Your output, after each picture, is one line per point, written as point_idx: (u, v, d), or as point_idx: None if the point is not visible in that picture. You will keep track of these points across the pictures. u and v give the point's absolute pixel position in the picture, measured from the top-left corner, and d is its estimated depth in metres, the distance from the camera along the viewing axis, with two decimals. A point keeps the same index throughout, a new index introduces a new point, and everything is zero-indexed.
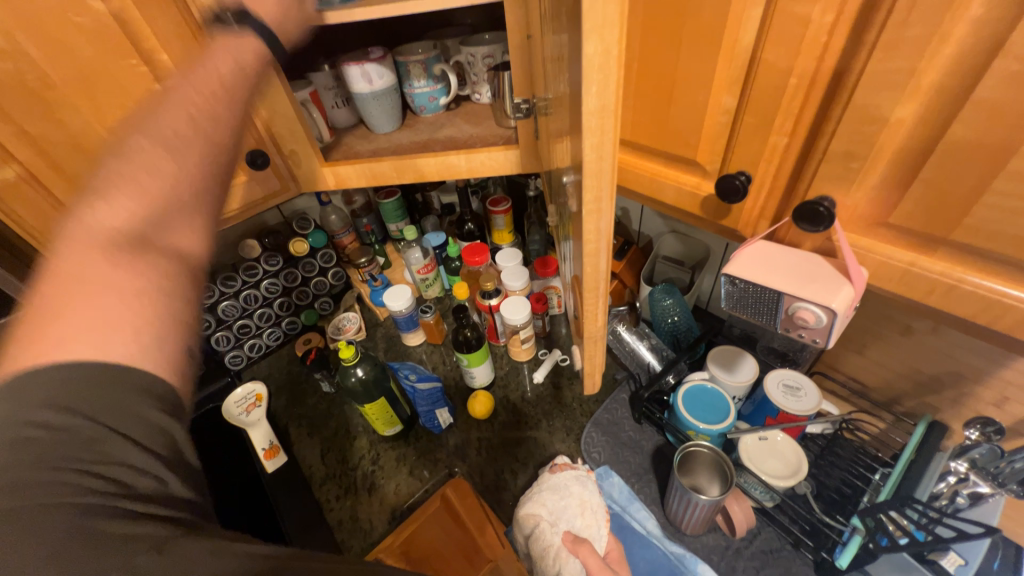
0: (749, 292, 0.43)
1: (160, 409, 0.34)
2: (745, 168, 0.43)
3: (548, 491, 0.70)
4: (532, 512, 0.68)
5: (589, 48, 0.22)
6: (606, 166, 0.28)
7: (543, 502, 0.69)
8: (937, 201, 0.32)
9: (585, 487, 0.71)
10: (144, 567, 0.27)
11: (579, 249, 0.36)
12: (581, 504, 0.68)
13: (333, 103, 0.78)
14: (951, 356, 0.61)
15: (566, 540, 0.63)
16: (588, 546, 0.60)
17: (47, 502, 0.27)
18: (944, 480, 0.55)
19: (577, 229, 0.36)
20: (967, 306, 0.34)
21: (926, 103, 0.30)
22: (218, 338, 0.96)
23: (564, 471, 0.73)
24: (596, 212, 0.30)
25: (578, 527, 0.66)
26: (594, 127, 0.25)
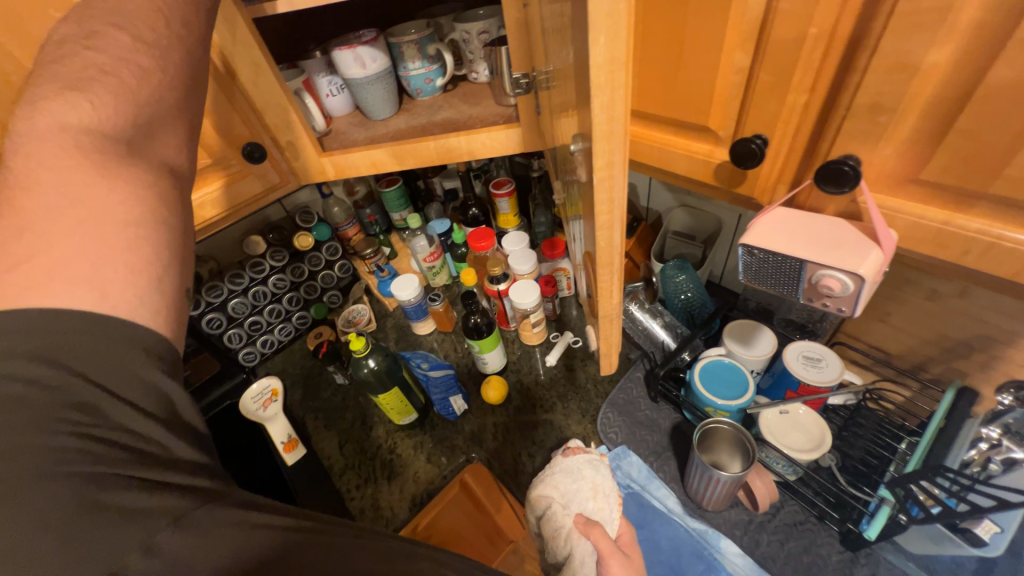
0: (769, 262, 0.41)
1: (161, 370, 0.32)
2: (761, 131, 0.40)
3: (560, 474, 0.69)
4: (543, 494, 0.66)
5: None
6: (617, 128, 0.26)
7: (555, 485, 0.67)
8: (975, 152, 0.30)
9: (597, 471, 0.69)
10: (163, 544, 0.26)
11: (591, 223, 0.34)
12: (594, 487, 0.67)
13: (328, 90, 0.76)
14: (981, 320, 0.59)
15: (577, 523, 0.62)
16: (600, 529, 0.60)
17: (52, 470, 0.26)
18: (975, 446, 0.53)
19: (587, 200, 0.34)
20: (1008, 265, 0.32)
21: (964, 44, 0.28)
22: (231, 336, 0.96)
23: (577, 454, 0.71)
24: (608, 179, 0.28)
25: (590, 510, 0.64)
26: (604, 83, 0.23)
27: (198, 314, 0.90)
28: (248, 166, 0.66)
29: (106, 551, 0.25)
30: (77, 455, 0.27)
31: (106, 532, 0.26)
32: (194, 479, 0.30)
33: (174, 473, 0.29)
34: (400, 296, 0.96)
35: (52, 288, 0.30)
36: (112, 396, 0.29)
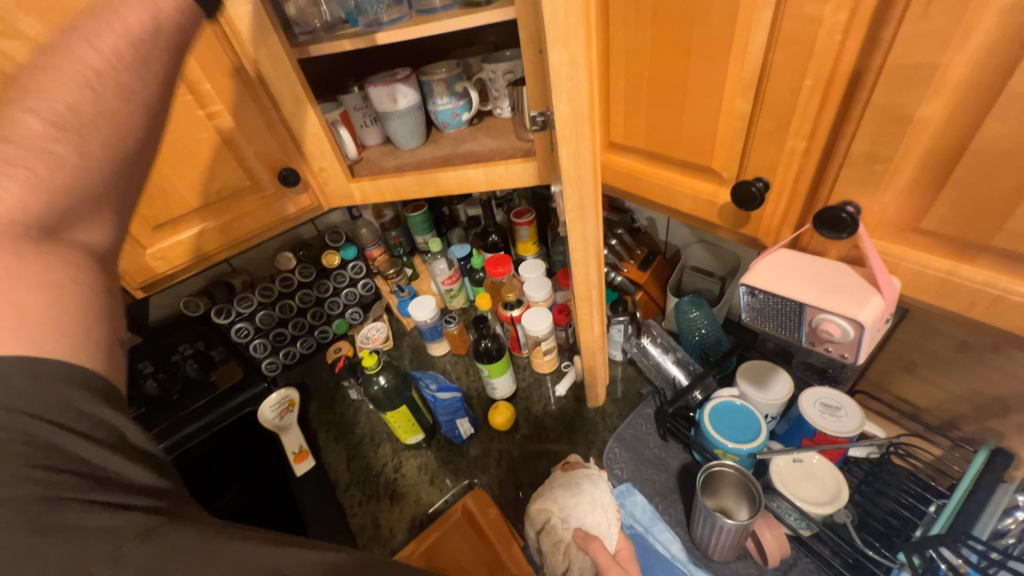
0: (770, 303, 0.41)
1: (107, 405, 0.32)
2: (763, 174, 0.41)
3: (561, 488, 0.67)
4: (542, 508, 0.65)
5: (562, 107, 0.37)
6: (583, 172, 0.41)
7: (555, 498, 0.66)
8: (974, 205, 0.30)
9: (596, 486, 0.67)
10: (134, 557, 0.27)
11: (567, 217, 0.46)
12: (592, 502, 0.65)
13: (362, 122, 0.82)
14: (1015, 375, 0.55)
15: (577, 536, 0.61)
16: (599, 543, 0.57)
17: (28, 497, 0.26)
18: (1010, 515, 0.50)
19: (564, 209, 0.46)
20: (1016, 320, 0.31)
21: (956, 100, 0.28)
22: (256, 345, 1.00)
23: (576, 469, 0.70)
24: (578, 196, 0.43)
25: (588, 523, 0.63)
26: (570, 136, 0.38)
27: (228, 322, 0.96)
28: (282, 190, 0.71)
29: (76, 562, 0.26)
30: (35, 481, 0.27)
31: (59, 551, 0.26)
32: (142, 498, 0.31)
33: (127, 494, 0.30)
34: (417, 316, 0.99)
35: (26, 330, 0.31)
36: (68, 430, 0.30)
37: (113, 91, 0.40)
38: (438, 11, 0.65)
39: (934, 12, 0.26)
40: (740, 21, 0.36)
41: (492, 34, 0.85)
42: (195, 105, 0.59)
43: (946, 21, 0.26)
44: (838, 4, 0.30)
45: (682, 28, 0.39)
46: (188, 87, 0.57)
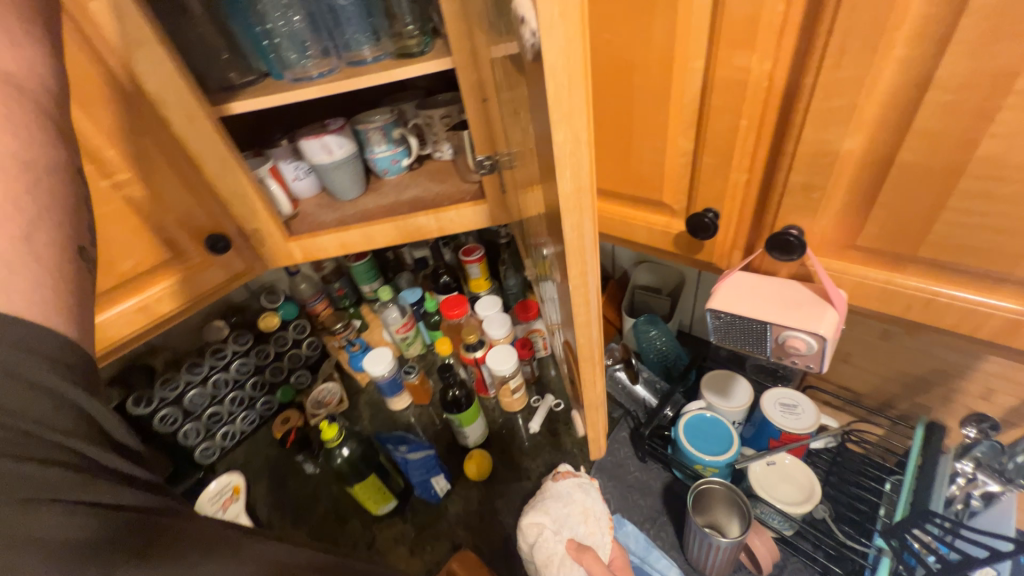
0: (735, 325, 0.43)
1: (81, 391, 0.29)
2: (711, 205, 0.44)
3: (551, 499, 0.67)
4: (534, 520, 0.64)
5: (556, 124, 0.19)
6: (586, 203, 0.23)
7: (546, 509, 0.65)
8: (899, 222, 0.34)
9: (587, 495, 0.67)
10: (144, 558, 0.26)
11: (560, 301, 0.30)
12: (584, 511, 0.65)
13: (295, 175, 0.77)
14: (931, 355, 0.63)
15: (570, 549, 0.61)
16: (592, 554, 0.59)
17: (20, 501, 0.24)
18: (954, 482, 0.56)
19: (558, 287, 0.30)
20: (949, 318, 0.35)
21: (872, 134, 0.32)
22: (187, 432, 0.88)
23: (567, 478, 0.69)
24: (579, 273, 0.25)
25: (582, 535, 0.63)
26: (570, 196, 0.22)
27: (150, 411, 0.84)
28: (211, 258, 0.64)
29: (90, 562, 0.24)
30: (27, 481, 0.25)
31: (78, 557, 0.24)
32: (154, 498, 0.30)
33: (131, 494, 0.28)
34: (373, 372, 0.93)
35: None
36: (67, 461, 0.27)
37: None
38: (369, 61, 0.64)
39: (846, 62, 0.30)
40: (676, 69, 0.38)
41: (423, 81, 0.85)
42: (97, 174, 0.52)
43: (856, 70, 0.30)
44: (763, 54, 0.34)
45: (623, 76, 0.41)
46: (87, 156, 0.50)
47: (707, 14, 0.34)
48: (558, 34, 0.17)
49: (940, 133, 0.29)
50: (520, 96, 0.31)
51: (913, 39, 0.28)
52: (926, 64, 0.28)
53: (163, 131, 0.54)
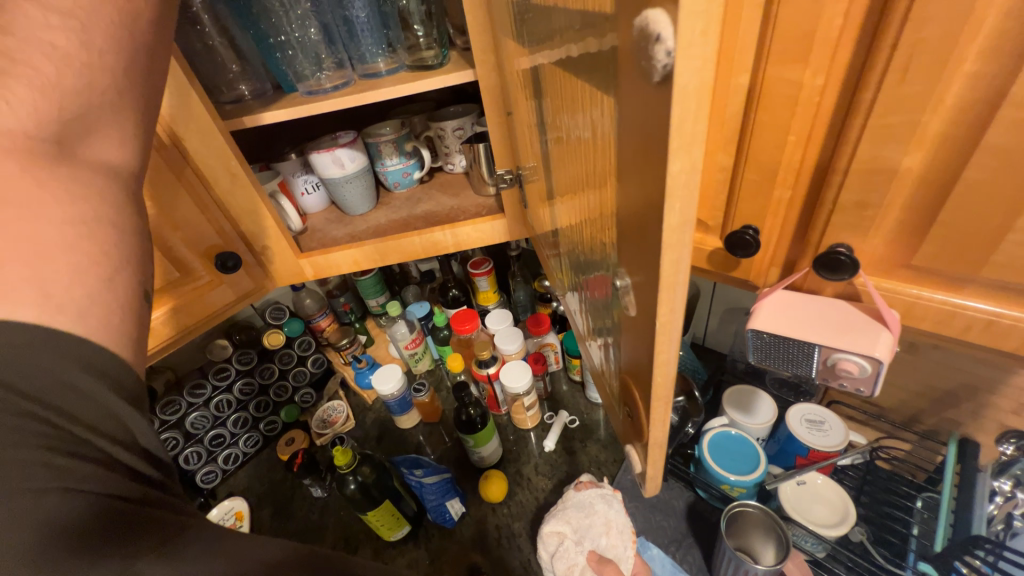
0: (780, 346, 0.41)
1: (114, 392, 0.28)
2: (751, 222, 0.42)
3: (573, 508, 0.67)
4: (555, 530, 0.65)
5: (672, 168, 0.15)
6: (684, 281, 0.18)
7: (567, 519, 0.65)
8: (961, 242, 0.32)
9: (610, 505, 0.67)
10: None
11: (638, 350, 0.25)
12: (606, 523, 0.65)
13: (304, 189, 0.75)
14: (962, 369, 0.61)
15: (591, 561, 0.61)
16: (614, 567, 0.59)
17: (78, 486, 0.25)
18: (992, 501, 0.54)
19: (633, 330, 0.26)
20: (1012, 339, 0.34)
21: (934, 151, 0.31)
22: (188, 455, 0.86)
23: (588, 488, 0.69)
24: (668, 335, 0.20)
25: (603, 546, 0.63)
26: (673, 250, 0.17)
27: None
28: (220, 276, 0.61)
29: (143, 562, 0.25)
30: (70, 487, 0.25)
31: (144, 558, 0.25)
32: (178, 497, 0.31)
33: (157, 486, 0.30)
34: (382, 390, 0.90)
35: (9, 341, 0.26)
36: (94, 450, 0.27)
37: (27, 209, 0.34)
38: (384, 74, 0.62)
39: (911, 78, 0.29)
40: (720, 85, 0.37)
41: (434, 93, 0.84)
42: None
43: (920, 86, 0.29)
44: (815, 69, 0.32)
45: None
46: None
47: (756, 28, 0.33)
48: (692, 70, 0.13)
49: (1012, 150, 0.28)
50: (589, 112, 0.27)
51: (983, 55, 0.27)
52: (999, 80, 0.27)
53: (173, 146, 0.52)
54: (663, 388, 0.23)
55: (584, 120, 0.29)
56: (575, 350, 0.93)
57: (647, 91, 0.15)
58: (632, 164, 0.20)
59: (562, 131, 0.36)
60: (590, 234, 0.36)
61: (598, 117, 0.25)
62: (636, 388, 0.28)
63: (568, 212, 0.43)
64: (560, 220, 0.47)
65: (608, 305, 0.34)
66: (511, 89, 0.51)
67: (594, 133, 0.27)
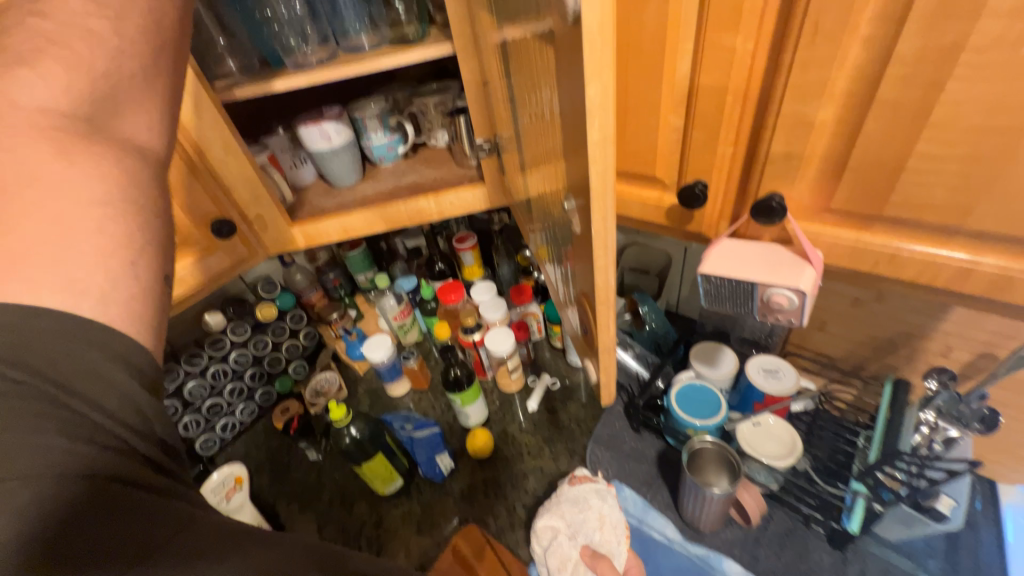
0: (725, 287, 0.47)
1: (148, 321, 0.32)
2: (701, 177, 0.47)
3: (568, 503, 0.71)
4: (548, 524, 0.69)
5: (590, 90, 0.21)
6: (610, 187, 0.25)
7: (562, 514, 0.70)
8: (866, 185, 0.38)
9: (603, 501, 0.71)
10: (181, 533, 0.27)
11: (585, 264, 0.31)
12: (600, 517, 0.69)
13: (292, 163, 0.78)
14: (898, 319, 0.68)
15: (584, 555, 0.66)
16: (607, 562, 0.64)
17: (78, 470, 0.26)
18: (919, 431, 0.61)
19: (581, 249, 0.32)
20: (911, 270, 0.40)
21: (842, 105, 0.36)
22: (187, 423, 0.89)
23: (584, 482, 0.73)
24: (602, 234, 0.27)
25: (596, 541, 0.68)
26: (598, 157, 0.23)
27: None
28: (215, 242, 0.65)
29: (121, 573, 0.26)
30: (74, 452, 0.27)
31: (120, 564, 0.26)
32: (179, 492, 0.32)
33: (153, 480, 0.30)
34: (372, 357, 0.94)
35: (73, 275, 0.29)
36: (104, 444, 0.28)
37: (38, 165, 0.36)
38: (367, 49, 0.66)
39: (819, 40, 0.34)
40: (669, 52, 0.42)
41: (416, 70, 0.87)
42: None
43: (828, 47, 0.34)
44: (745, 35, 0.37)
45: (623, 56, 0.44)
46: None
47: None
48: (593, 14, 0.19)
49: (900, 102, 0.33)
50: (546, 69, 0.32)
51: (875, 19, 0.32)
52: (887, 41, 0.32)
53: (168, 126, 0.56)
54: (605, 291, 0.30)
55: (540, 87, 0.36)
56: (555, 317, 0.99)
57: (571, 41, 0.22)
58: (573, 106, 0.26)
59: (527, 93, 0.41)
60: (552, 188, 0.41)
61: (547, 79, 0.32)
62: (587, 303, 0.34)
63: (536, 172, 0.48)
64: (532, 179, 0.52)
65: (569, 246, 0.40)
66: (486, 61, 0.56)
67: (548, 94, 0.34)
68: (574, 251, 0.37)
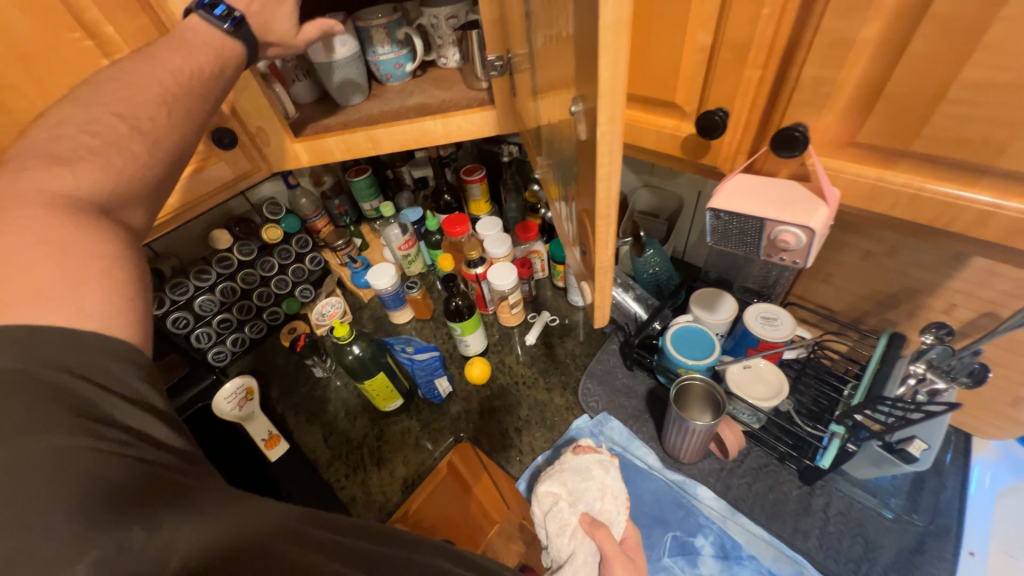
0: (733, 223, 0.46)
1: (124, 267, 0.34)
2: (722, 104, 0.44)
3: (570, 471, 0.67)
4: (550, 490, 0.64)
5: None
6: (619, 85, 0.25)
7: (564, 481, 0.65)
8: (898, 117, 0.36)
9: (606, 472, 0.67)
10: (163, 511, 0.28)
11: (587, 176, 0.32)
12: (602, 488, 0.65)
13: (293, 76, 0.74)
14: (906, 274, 0.67)
15: (582, 522, 0.61)
16: (605, 529, 0.59)
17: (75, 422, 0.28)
18: (905, 382, 0.62)
19: (583, 160, 0.33)
20: (928, 213, 0.38)
21: (888, 23, 0.33)
22: (199, 334, 0.93)
23: (587, 453, 0.69)
24: (608, 133, 0.27)
25: (596, 510, 0.63)
26: (609, 43, 0.23)
27: (162, 312, 0.87)
28: (217, 152, 0.64)
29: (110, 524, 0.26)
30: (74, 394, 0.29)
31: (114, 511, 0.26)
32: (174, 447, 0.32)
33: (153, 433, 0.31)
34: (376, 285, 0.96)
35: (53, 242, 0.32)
36: (97, 383, 0.30)
37: (90, 130, 0.41)
38: None
39: None
40: None
41: None
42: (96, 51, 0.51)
43: None
44: None
45: None
46: (86, 31, 0.50)
47: None
48: None
49: (953, 21, 0.30)
50: None
51: None
52: None
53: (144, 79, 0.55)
54: (607, 202, 0.31)
55: None
56: (560, 256, 0.98)
57: None
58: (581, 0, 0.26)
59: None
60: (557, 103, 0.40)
61: None
62: (588, 219, 0.35)
63: (545, 88, 0.45)
64: (542, 99, 0.49)
65: (569, 165, 0.41)
66: None
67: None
68: (575, 167, 0.38)
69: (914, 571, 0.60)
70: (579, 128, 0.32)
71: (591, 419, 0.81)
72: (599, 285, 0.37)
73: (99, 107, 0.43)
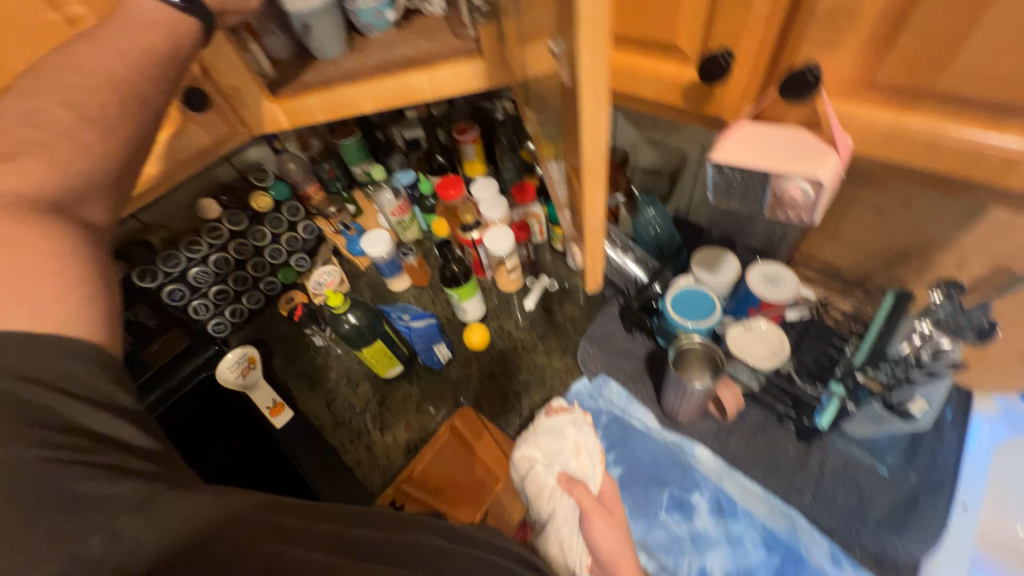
0: (737, 179, 0.42)
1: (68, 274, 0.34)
2: (728, 43, 0.40)
3: (545, 433, 0.68)
4: (525, 455, 0.65)
5: None
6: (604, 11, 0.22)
7: (538, 444, 0.66)
8: (923, 51, 0.32)
9: (580, 430, 0.68)
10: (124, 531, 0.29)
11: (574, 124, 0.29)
12: (576, 446, 0.66)
13: (268, 29, 0.69)
14: (919, 229, 0.64)
15: (559, 481, 0.62)
16: (582, 486, 0.61)
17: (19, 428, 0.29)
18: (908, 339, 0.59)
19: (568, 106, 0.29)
20: (948, 161, 0.35)
21: None
22: (196, 306, 0.93)
23: (560, 414, 0.69)
24: (595, 71, 0.24)
25: (573, 467, 0.64)
26: None
27: (156, 286, 0.87)
28: (191, 116, 0.61)
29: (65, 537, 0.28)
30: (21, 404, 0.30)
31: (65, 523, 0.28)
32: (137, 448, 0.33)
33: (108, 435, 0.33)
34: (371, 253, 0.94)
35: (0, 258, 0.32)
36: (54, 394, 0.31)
37: (46, 114, 0.39)
38: None
39: None
40: None
41: None
42: None
43: None
44: None
45: None
46: None
47: None
48: None
49: None
50: None
51: None
52: None
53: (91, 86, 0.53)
54: (594, 154, 0.28)
55: None
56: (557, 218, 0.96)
57: None
58: None
59: None
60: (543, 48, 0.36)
61: None
62: (575, 175, 0.32)
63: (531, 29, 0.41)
64: (530, 46, 0.45)
65: (558, 118, 0.37)
66: None
67: None
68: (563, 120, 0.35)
69: (904, 523, 0.61)
70: (563, 73, 0.29)
71: (590, 382, 0.81)
72: (588, 248, 0.35)
73: (55, 80, 0.40)
